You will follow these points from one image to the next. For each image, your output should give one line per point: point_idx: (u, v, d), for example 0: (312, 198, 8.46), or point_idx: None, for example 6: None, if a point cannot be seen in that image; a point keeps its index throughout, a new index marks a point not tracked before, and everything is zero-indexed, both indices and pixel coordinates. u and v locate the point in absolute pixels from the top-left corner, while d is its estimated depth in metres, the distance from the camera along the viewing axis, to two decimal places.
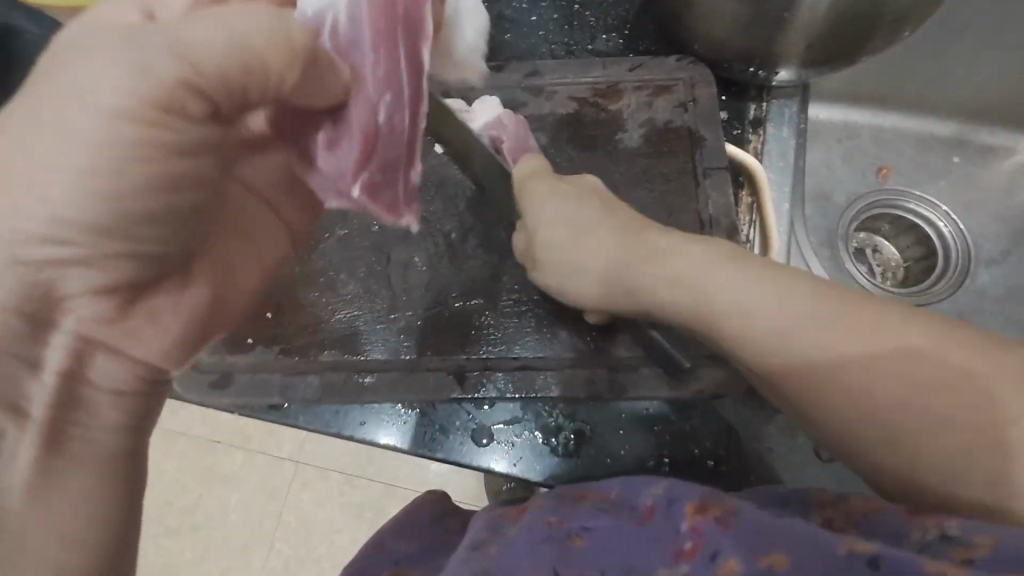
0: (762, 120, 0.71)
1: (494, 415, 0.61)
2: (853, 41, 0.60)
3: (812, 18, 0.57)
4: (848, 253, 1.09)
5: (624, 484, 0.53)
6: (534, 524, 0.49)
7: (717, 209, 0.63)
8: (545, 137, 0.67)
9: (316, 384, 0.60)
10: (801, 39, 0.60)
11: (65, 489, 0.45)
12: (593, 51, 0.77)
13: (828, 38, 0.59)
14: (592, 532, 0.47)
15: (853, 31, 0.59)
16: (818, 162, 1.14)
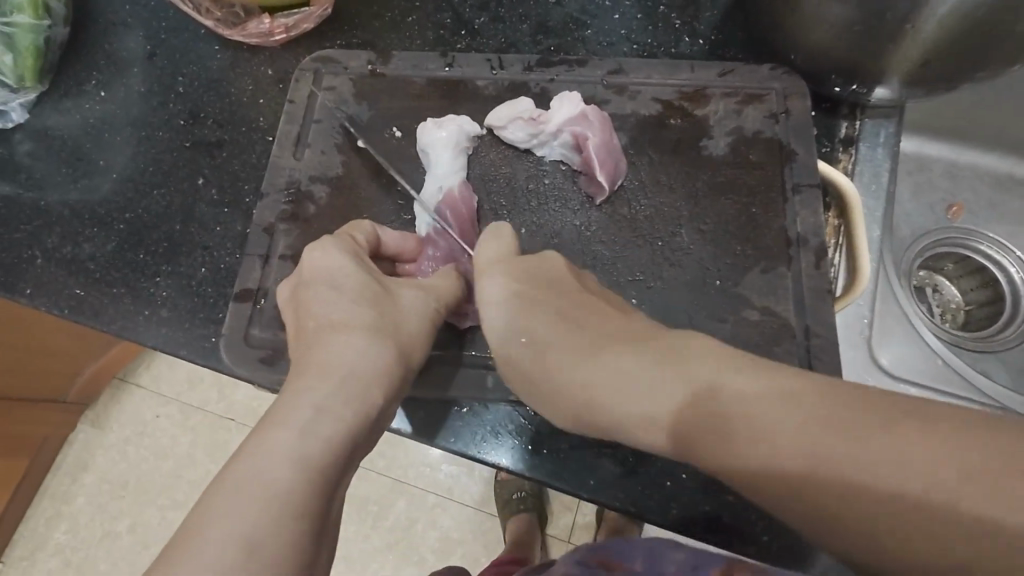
0: (854, 139, 0.66)
1: (551, 422, 0.57)
2: (972, 60, 0.56)
3: (933, 31, 0.53)
4: (908, 290, 1.04)
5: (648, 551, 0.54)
6: None
7: (805, 228, 0.59)
8: (625, 137, 0.64)
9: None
10: (916, 54, 0.56)
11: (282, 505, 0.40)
12: (676, 53, 0.74)
13: (945, 54, 0.55)
14: None
15: (976, 49, 0.55)
16: None
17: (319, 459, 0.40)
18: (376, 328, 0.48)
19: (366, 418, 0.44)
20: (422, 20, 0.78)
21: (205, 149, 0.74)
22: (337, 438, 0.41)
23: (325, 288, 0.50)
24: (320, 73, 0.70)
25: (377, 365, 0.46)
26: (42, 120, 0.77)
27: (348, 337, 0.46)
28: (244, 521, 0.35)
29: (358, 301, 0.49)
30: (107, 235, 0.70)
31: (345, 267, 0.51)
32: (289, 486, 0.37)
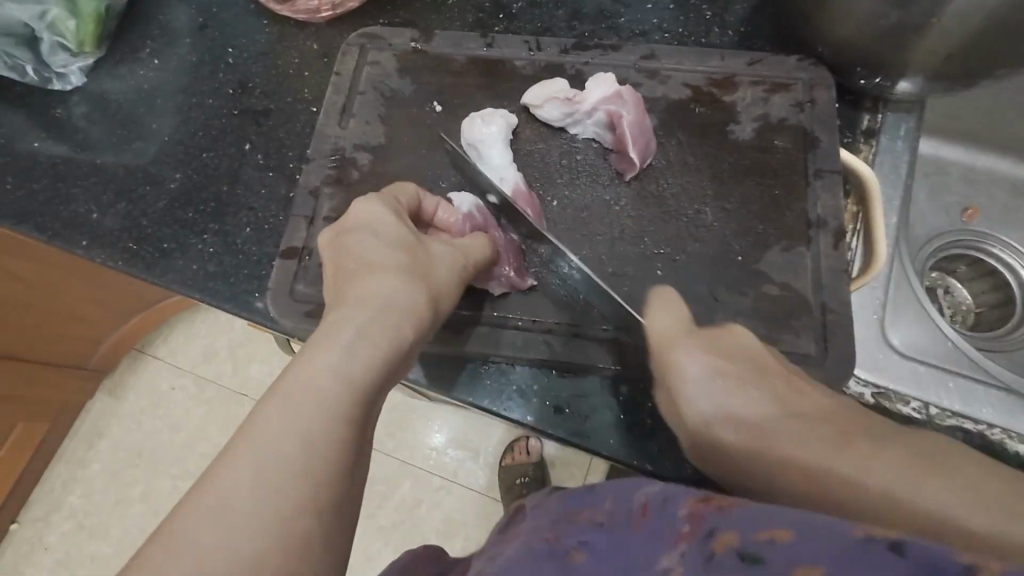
0: (875, 131, 0.69)
1: (573, 384, 0.60)
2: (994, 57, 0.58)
3: (957, 26, 0.56)
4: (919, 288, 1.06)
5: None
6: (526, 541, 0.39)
7: (826, 211, 0.62)
8: (656, 119, 0.67)
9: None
10: (939, 49, 0.58)
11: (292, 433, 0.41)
12: (705, 43, 0.77)
13: (968, 50, 0.58)
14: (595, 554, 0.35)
15: (996, 47, 0.57)
16: None
17: (355, 381, 0.43)
18: (409, 274, 0.51)
19: (398, 351, 0.47)
20: (463, 3, 0.82)
21: (252, 117, 0.77)
22: (372, 365, 0.45)
23: (364, 239, 0.53)
24: (366, 48, 0.74)
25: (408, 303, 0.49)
26: (99, 85, 0.81)
27: (382, 279, 0.49)
28: (292, 430, 0.39)
29: (393, 250, 0.52)
30: (158, 193, 0.74)
31: (382, 223, 0.55)
32: (329, 404, 0.41)
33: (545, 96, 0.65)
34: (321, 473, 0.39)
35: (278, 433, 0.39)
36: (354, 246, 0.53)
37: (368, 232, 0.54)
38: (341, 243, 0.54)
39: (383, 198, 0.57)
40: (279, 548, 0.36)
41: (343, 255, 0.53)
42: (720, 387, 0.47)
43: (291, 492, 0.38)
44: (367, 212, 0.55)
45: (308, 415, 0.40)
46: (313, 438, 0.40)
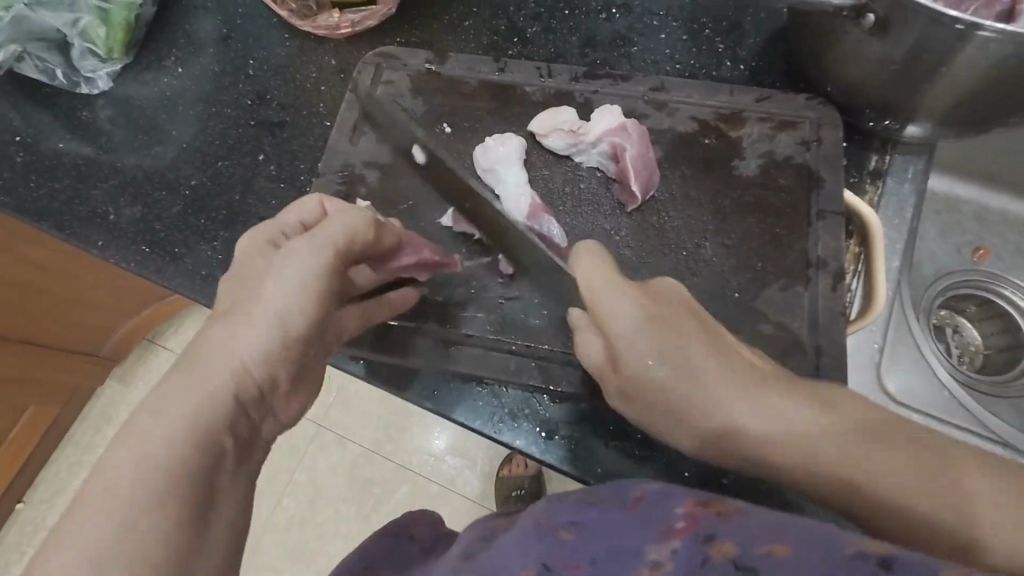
0: (882, 172, 0.69)
1: (565, 411, 0.60)
2: (1003, 105, 0.58)
3: (968, 76, 0.56)
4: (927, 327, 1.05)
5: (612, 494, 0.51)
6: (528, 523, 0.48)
7: (827, 252, 0.62)
8: (661, 151, 0.67)
9: (394, 343, 0.62)
10: (948, 96, 0.59)
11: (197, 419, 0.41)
12: (716, 76, 0.77)
13: (977, 99, 0.58)
14: (582, 523, 0.45)
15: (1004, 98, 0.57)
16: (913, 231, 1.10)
17: (163, 409, 0.40)
18: (299, 325, 0.47)
19: (233, 389, 0.43)
20: (478, 26, 0.83)
21: (268, 129, 0.79)
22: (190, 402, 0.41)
23: (285, 280, 0.48)
24: (381, 67, 0.76)
25: (273, 340, 0.46)
26: (124, 90, 0.84)
27: (251, 318, 0.46)
28: (143, 472, 0.37)
29: (293, 302, 0.47)
30: (174, 198, 0.76)
31: (332, 236, 0.50)
32: (167, 438, 0.39)
33: (552, 127, 0.66)
34: (155, 516, 0.36)
35: (129, 475, 0.37)
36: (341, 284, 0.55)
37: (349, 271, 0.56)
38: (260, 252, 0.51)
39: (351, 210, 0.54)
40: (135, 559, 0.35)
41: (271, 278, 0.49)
42: (658, 329, 0.50)
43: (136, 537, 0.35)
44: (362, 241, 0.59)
45: (135, 450, 0.38)
46: (166, 477, 0.37)
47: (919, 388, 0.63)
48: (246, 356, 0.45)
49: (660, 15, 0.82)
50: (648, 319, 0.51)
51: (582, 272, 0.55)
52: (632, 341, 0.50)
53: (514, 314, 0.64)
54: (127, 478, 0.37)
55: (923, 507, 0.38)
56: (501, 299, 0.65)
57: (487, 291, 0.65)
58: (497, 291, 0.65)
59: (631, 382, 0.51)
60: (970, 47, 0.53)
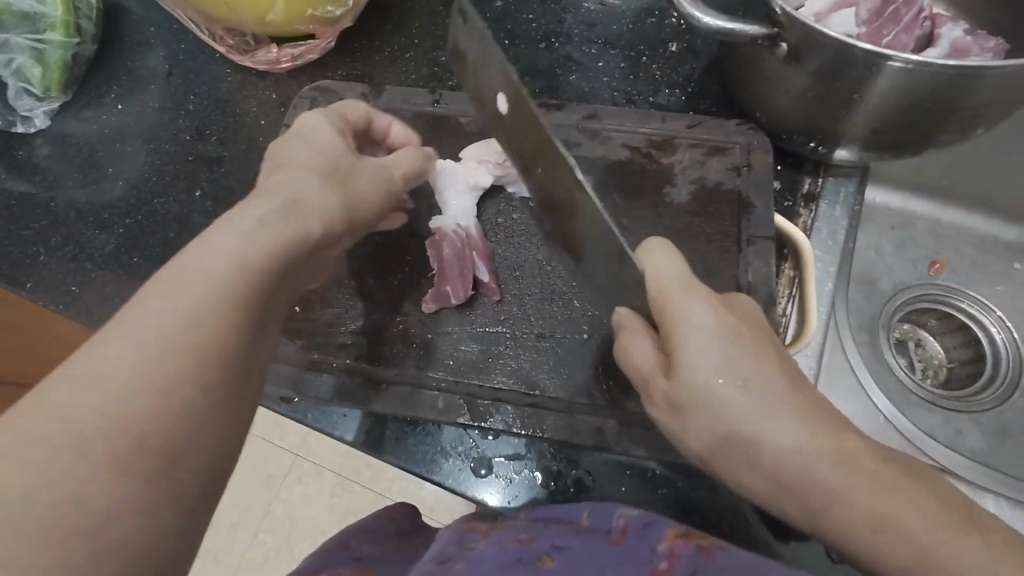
0: (815, 196, 0.69)
1: (497, 448, 0.58)
2: (919, 129, 0.59)
3: (881, 102, 0.57)
4: (890, 343, 1.04)
5: (594, 507, 0.53)
6: (503, 540, 0.49)
7: (757, 277, 0.61)
8: (593, 179, 0.67)
9: (316, 383, 0.60)
10: (865, 121, 0.60)
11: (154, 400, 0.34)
12: (653, 102, 0.78)
13: (893, 123, 0.59)
14: (563, 550, 0.46)
15: (918, 121, 0.58)
16: (870, 246, 1.10)
17: (146, 371, 0.34)
18: (260, 271, 0.42)
19: (211, 353, 0.37)
20: (419, 57, 0.84)
21: (206, 165, 0.79)
22: (168, 369, 0.35)
23: (298, 199, 0.48)
24: (317, 101, 0.75)
25: (242, 294, 0.40)
26: (63, 128, 0.84)
27: (220, 257, 0.40)
28: (91, 428, 0.32)
29: (271, 244, 0.43)
30: (109, 236, 0.75)
31: (359, 187, 0.55)
32: (119, 412, 0.33)
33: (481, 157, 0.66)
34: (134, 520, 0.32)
35: (78, 431, 0.32)
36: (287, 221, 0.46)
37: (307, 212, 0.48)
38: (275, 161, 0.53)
39: (383, 167, 0.58)
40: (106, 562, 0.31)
41: (263, 189, 0.48)
42: (730, 342, 0.47)
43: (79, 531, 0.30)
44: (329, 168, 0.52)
45: (102, 416, 0.32)
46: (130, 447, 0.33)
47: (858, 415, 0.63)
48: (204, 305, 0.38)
49: (598, 44, 0.83)
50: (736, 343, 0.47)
51: (658, 279, 0.50)
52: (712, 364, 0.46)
53: (445, 348, 0.61)
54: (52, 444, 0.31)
55: (905, 532, 0.38)
56: (431, 333, 0.62)
57: (414, 326, 0.62)
58: (425, 326, 0.62)
59: (679, 388, 0.47)
60: (881, 76, 0.54)
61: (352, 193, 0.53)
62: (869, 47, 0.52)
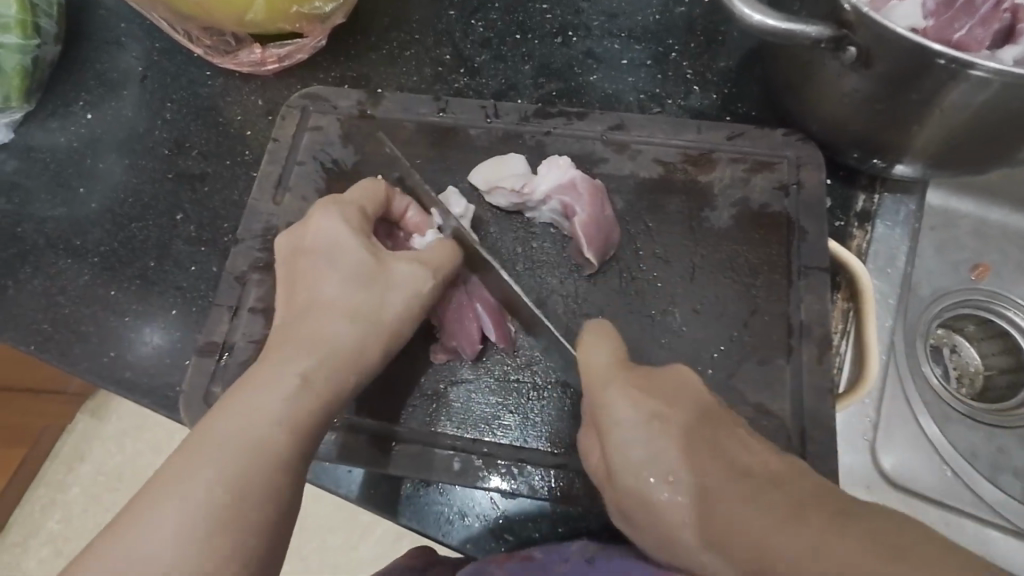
0: (870, 215, 0.61)
1: (521, 511, 0.52)
2: (1001, 147, 0.51)
3: (961, 117, 0.48)
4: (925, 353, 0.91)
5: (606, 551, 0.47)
6: None
7: (810, 316, 0.54)
8: (622, 201, 0.60)
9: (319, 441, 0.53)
10: (938, 137, 0.52)
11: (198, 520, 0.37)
12: (685, 105, 0.69)
13: (971, 140, 0.51)
14: None
15: (1003, 138, 0.50)
16: None
17: (196, 499, 0.38)
18: (300, 437, 0.43)
19: (244, 527, 0.38)
20: (420, 55, 0.75)
21: (187, 182, 0.71)
22: (206, 547, 0.37)
23: (334, 346, 0.48)
24: (308, 111, 0.67)
25: (288, 460, 0.42)
26: (28, 140, 0.75)
27: (277, 414, 0.43)
28: (159, 546, 0.36)
29: (315, 409, 0.45)
30: (84, 266, 0.68)
31: (394, 303, 0.51)
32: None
33: (493, 182, 0.58)
34: None
35: (150, 549, 0.36)
36: (308, 351, 0.47)
37: (339, 335, 0.48)
38: (302, 289, 0.52)
39: (416, 266, 0.53)
40: None
41: (299, 333, 0.49)
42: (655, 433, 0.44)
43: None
44: (353, 281, 0.51)
45: (161, 540, 0.37)
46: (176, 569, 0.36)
47: (916, 463, 0.61)
48: (248, 475, 0.40)
49: (621, 37, 0.74)
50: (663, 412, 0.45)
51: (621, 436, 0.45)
52: (628, 441, 0.44)
53: (459, 400, 0.55)
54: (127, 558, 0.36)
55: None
56: (444, 381, 0.56)
57: (425, 375, 0.56)
58: (437, 374, 0.56)
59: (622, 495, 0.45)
60: (966, 88, 0.46)
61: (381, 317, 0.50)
62: (957, 54, 0.43)
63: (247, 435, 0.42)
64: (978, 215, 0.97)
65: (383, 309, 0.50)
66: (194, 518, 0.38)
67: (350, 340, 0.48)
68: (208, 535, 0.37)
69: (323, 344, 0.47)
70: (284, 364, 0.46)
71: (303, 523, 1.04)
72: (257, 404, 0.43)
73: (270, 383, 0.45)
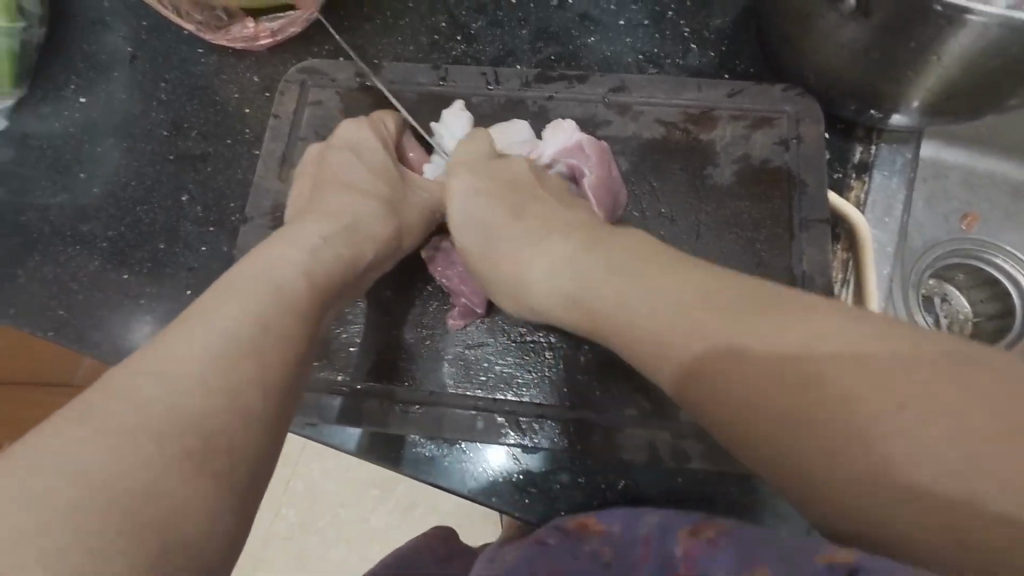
0: (867, 165, 0.63)
1: (539, 463, 0.55)
2: (998, 92, 0.52)
3: (957, 63, 0.49)
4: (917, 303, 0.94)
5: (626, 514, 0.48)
6: None
7: (812, 266, 0.56)
8: (626, 163, 0.61)
9: (336, 406, 0.56)
10: (935, 84, 0.53)
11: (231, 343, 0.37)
12: (682, 65, 0.69)
13: (968, 85, 0.52)
14: None
15: (995, 84, 0.51)
16: None
17: (226, 325, 0.38)
18: (315, 298, 0.44)
19: (272, 373, 0.37)
20: (415, 24, 0.74)
21: (189, 163, 0.71)
22: (243, 368, 0.36)
23: (356, 216, 0.52)
24: (307, 85, 0.67)
25: (309, 313, 0.43)
26: (22, 128, 0.74)
27: (300, 258, 0.45)
28: (195, 362, 0.35)
29: (330, 274, 0.46)
30: (95, 252, 0.68)
31: (407, 206, 0.57)
32: (183, 416, 0.33)
33: (503, 150, 0.60)
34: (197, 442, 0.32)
35: (180, 370, 0.35)
36: (326, 221, 0.50)
37: (361, 212, 0.53)
38: (325, 176, 0.56)
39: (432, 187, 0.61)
40: (151, 488, 0.30)
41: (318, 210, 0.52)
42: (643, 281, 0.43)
43: (130, 538, 0.28)
44: (359, 168, 0.57)
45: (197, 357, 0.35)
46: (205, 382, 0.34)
47: None
48: (273, 312, 0.40)
49: None
50: (707, 292, 0.40)
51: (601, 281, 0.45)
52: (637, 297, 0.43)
53: (478, 361, 0.57)
54: (153, 374, 0.34)
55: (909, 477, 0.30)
56: (462, 345, 0.57)
57: (441, 342, 0.57)
58: (454, 339, 0.57)
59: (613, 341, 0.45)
60: (960, 35, 0.47)
61: (392, 210, 0.55)
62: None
63: (278, 279, 0.43)
64: (968, 165, 0.98)
65: (396, 200, 0.56)
66: (222, 341, 0.37)
67: (371, 222, 0.53)
68: (242, 348, 0.37)
69: (342, 218, 0.51)
70: (308, 229, 0.49)
71: None
72: (281, 260, 0.44)
73: (291, 241, 0.47)
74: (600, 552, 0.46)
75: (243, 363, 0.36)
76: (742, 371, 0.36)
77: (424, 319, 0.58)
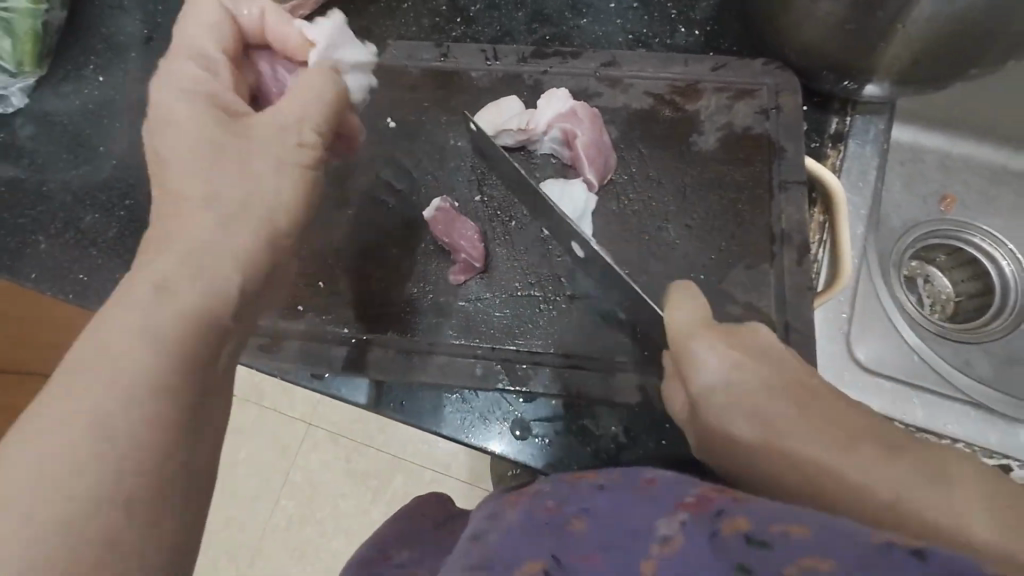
0: (843, 135, 0.68)
1: (535, 412, 0.57)
2: (960, 60, 0.57)
3: (921, 31, 0.54)
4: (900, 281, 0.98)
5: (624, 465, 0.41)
6: (531, 507, 0.38)
7: (789, 225, 0.60)
8: (616, 131, 0.65)
9: (344, 356, 0.60)
10: (904, 53, 0.57)
11: (119, 347, 0.37)
12: (669, 44, 0.74)
13: (934, 52, 0.56)
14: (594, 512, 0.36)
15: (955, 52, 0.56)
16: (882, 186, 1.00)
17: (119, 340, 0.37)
18: (223, 305, 0.42)
19: (180, 375, 0.38)
20: (418, 7, 0.78)
21: None
22: (140, 377, 0.37)
23: (230, 174, 0.46)
24: None
25: (210, 290, 0.42)
26: (43, 105, 0.78)
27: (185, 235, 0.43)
28: (90, 391, 0.36)
29: (234, 247, 0.44)
30: (113, 219, 0.72)
31: (275, 126, 0.49)
32: (107, 481, 0.34)
33: (497, 125, 0.62)
34: (127, 451, 0.35)
35: (79, 398, 0.35)
36: (192, 183, 0.46)
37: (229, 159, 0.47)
38: (164, 121, 0.49)
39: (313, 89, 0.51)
40: (110, 502, 0.34)
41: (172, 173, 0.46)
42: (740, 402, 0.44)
43: (94, 556, 0.33)
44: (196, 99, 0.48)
45: (97, 387, 0.36)
46: (118, 398, 0.36)
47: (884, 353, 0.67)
48: (174, 301, 0.40)
49: None
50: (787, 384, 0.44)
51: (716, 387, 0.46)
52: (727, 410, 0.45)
53: (478, 314, 0.61)
54: (54, 412, 0.35)
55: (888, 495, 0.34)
56: (462, 299, 0.61)
57: (444, 296, 0.61)
58: (455, 294, 0.61)
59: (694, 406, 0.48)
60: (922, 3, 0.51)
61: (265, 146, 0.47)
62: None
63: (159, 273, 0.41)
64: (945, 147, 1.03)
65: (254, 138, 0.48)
66: (131, 351, 0.37)
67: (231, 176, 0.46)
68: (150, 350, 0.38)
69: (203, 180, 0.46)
70: (179, 210, 0.45)
71: (324, 480, 1.08)
72: (159, 245, 0.43)
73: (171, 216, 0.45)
74: (600, 480, 0.40)
75: (148, 376, 0.37)
76: (788, 455, 0.40)
77: (427, 277, 0.62)
